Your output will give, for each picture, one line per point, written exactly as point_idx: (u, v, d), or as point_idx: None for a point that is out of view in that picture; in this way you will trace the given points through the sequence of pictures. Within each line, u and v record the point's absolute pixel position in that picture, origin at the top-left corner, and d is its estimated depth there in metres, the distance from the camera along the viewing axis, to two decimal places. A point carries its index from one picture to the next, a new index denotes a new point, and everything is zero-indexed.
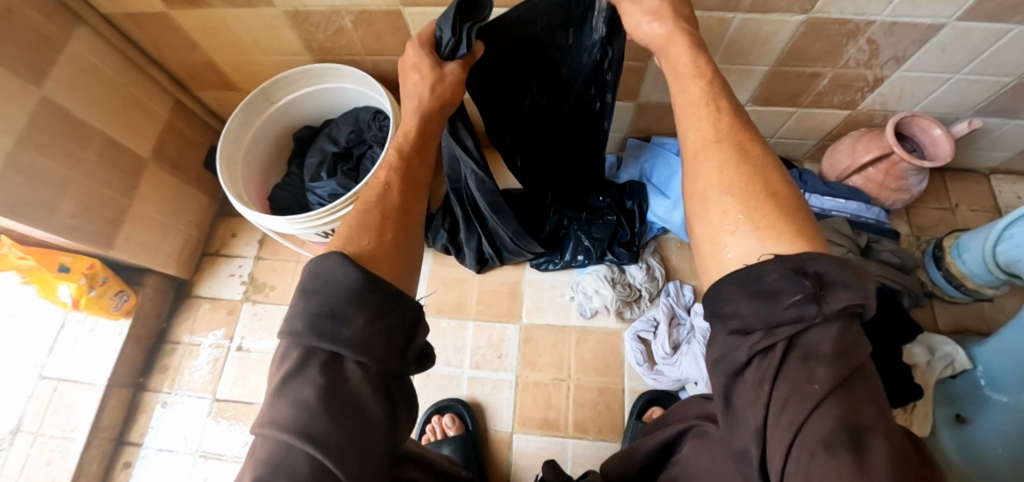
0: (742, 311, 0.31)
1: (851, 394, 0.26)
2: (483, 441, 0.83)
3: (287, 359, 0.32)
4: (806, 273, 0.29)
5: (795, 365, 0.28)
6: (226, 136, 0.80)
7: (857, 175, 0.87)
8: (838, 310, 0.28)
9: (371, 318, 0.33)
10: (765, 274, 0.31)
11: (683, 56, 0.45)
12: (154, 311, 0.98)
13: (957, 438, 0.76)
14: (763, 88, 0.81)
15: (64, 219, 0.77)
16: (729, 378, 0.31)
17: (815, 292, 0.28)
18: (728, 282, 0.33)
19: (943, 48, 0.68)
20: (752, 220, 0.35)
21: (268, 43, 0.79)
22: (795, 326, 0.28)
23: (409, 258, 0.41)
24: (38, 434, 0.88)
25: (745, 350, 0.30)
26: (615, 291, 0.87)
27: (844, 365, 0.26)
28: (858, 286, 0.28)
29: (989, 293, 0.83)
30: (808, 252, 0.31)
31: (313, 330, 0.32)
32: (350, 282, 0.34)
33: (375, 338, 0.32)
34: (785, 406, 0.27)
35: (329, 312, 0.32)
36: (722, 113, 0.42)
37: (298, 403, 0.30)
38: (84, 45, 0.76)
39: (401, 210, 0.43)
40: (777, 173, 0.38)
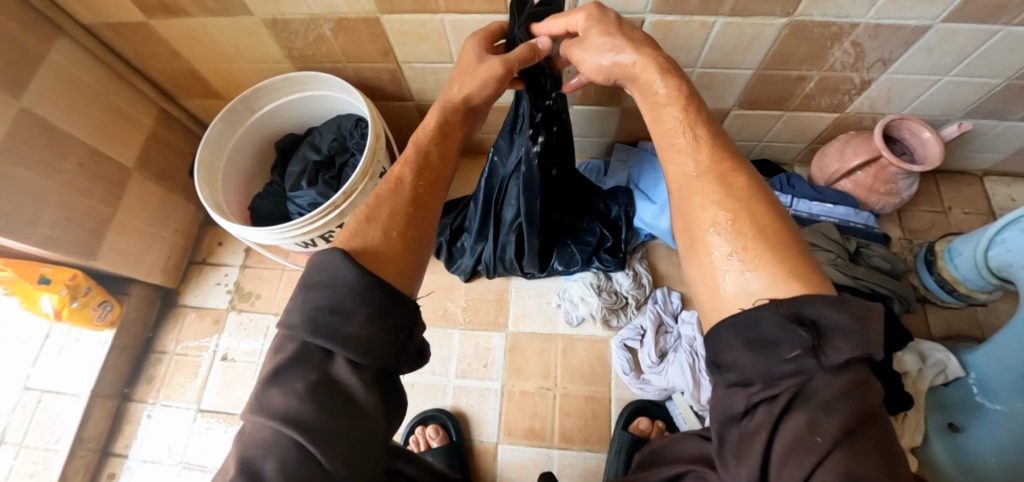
0: (739, 362, 0.30)
1: (856, 445, 0.25)
2: (468, 451, 0.82)
3: (282, 351, 0.31)
4: (804, 321, 0.28)
5: (796, 416, 0.27)
6: (206, 144, 0.79)
7: (845, 179, 0.86)
8: (839, 363, 0.27)
9: (370, 318, 0.31)
10: (761, 321, 0.30)
11: (658, 81, 0.45)
12: (139, 320, 0.97)
13: (951, 447, 0.74)
14: (748, 92, 0.80)
15: (43, 231, 0.76)
16: (724, 423, 0.31)
17: (813, 345, 0.27)
18: (725, 329, 0.32)
19: (930, 50, 0.67)
20: (743, 258, 0.34)
21: (249, 52, 0.78)
22: (795, 378, 0.27)
23: (419, 260, 0.39)
24: (22, 445, 0.87)
25: (744, 400, 0.29)
26: (601, 299, 0.85)
27: (848, 413, 0.25)
28: (862, 332, 0.27)
29: (982, 298, 0.82)
30: (804, 294, 0.30)
31: (310, 324, 0.30)
32: (354, 279, 0.32)
33: (373, 339, 0.31)
34: (786, 461, 0.26)
35: (328, 307, 0.31)
36: (701, 143, 0.42)
37: (289, 394, 0.28)
38: (64, 55, 0.76)
39: (417, 206, 0.42)
40: (768, 202, 0.37)
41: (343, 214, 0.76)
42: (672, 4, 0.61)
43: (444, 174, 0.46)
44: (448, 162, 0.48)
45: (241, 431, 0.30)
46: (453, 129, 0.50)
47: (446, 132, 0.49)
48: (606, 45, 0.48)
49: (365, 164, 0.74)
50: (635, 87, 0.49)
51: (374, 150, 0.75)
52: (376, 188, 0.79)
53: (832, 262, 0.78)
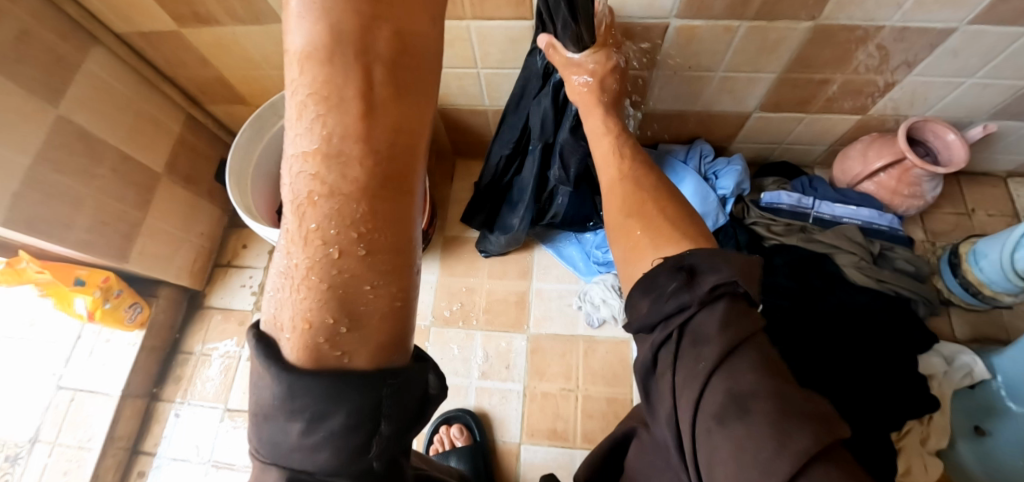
0: (642, 311, 0.36)
1: (736, 365, 0.29)
2: (491, 453, 0.83)
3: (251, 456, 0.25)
4: (683, 267, 0.35)
5: (687, 349, 0.32)
6: (235, 151, 0.81)
7: (868, 182, 0.86)
8: (710, 291, 0.33)
9: (308, 428, 0.22)
10: (657, 276, 0.37)
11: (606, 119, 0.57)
12: (167, 321, 0.99)
13: (977, 451, 0.74)
14: (771, 95, 0.80)
15: (79, 234, 0.78)
16: (647, 378, 0.36)
17: (687, 281, 0.34)
18: (635, 292, 0.38)
19: (956, 52, 0.67)
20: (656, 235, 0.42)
21: (276, 59, 0.80)
22: (682, 313, 0.33)
23: (366, 338, 0.22)
24: (55, 443, 0.89)
25: (652, 347, 0.35)
26: (623, 301, 0.87)
27: (721, 338, 0.30)
28: (728, 268, 0.34)
29: (1007, 300, 0.81)
30: (689, 251, 0.37)
31: (256, 432, 0.24)
32: (275, 385, 0.22)
33: (329, 445, 0.22)
34: (685, 386, 0.31)
35: (261, 415, 0.23)
36: (625, 158, 0.53)
37: None
38: (99, 64, 0.78)
39: (346, 273, 0.21)
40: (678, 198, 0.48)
41: None
42: (699, 8, 0.62)
43: (392, 174, 0.20)
44: (388, 161, 0.19)
45: None
46: (351, 73, 0.18)
47: (338, 92, 0.18)
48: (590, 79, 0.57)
49: None
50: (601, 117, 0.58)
51: None
52: None
53: (856, 264, 0.78)
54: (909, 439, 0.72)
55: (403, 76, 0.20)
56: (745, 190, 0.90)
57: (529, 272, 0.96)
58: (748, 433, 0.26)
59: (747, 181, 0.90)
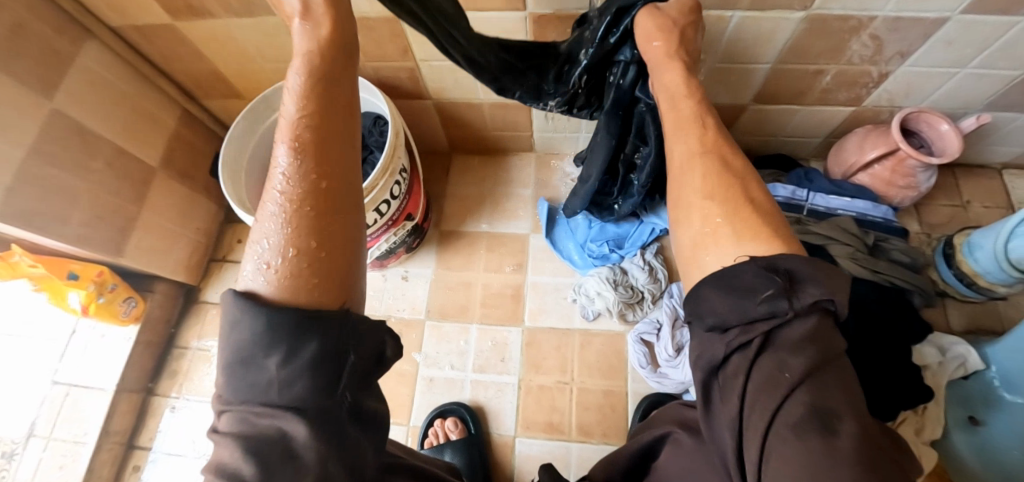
0: (718, 309, 0.33)
1: (822, 383, 0.27)
2: (486, 445, 0.83)
3: (221, 418, 0.28)
4: (777, 270, 0.31)
5: (768, 357, 0.29)
6: (229, 142, 0.80)
7: (863, 173, 0.86)
8: (808, 304, 0.30)
9: (285, 361, 0.26)
10: (740, 273, 0.33)
11: (675, 76, 0.47)
12: (163, 316, 0.99)
13: (975, 442, 0.74)
14: (766, 86, 0.80)
15: (75, 228, 0.78)
16: (708, 374, 0.33)
17: (786, 288, 0.30)
18: (707, 283, 0.35)
19: (949, 42, 0.67)
20: (731, 223, 0.37)
21: (271, 52, 0.80)
22: (769, 321, 0.30)
23: (338, 269, 0.30)
24: (50, 438, 0.89)
25: (722, 347, 0.32)
26: (618, 293, 0.86)
27: (811, 353, 0.28)
28: (830, 282, 0.31)
29: (1001, 291, 0.81)
30: (782, 254, 0.33)
31: (230, 385, 0.27)
32: (256, 320, 0.26)
33: (297, 379, 0.26)
34: (758, 396, 0.28)
35: (238, 362, 0.26)
36: (708, 129, 0.44)
37: (223, 459, 0.25)
38: (93, 58, 0.78)
39: (317, 216, 0.30)
40: (754, 178, 0.41)
41: (366, 209, 0.76)
42: None
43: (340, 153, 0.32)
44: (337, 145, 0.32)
45: None
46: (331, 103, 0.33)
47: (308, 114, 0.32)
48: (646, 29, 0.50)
49: (386, 160, 0.74)
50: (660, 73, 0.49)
51: (395, 146, 0.75)
52: (396, 184, 0.79)
53: (851, 255, 0.78)
54: (904, 428, 0.72)
55: (337, 112, 0.33)
56: None
57: (525, 266, 0.96)
58: (828, 452, 0.24)
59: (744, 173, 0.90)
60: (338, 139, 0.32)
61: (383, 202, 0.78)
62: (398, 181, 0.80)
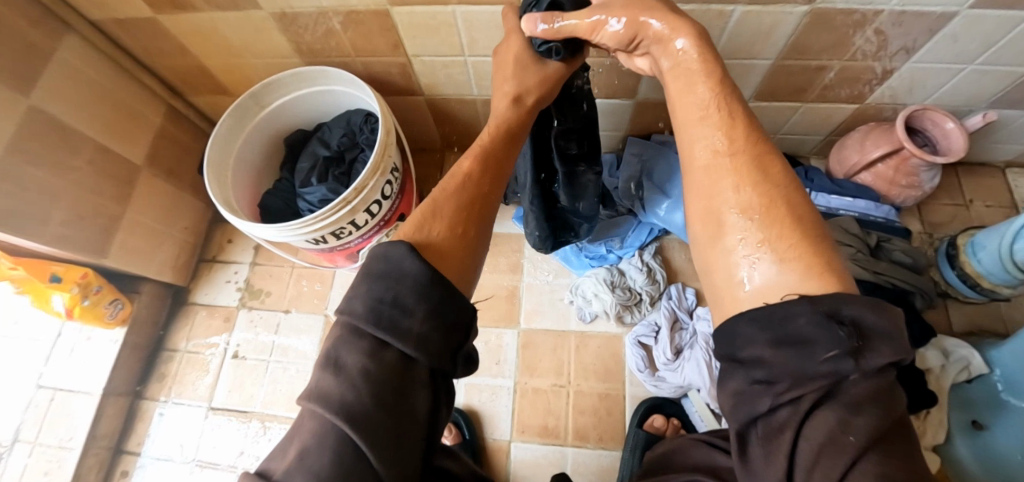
0: (766, 359, 0.28)
1: (884, 449, 0.25)
2: (480, 449, 0.82)
3: (347, 338, 0.34)
4: (843, 320, 0.26)
5: (826, 420, 0.26)
6: (215, 141, 0.78)
7: (865, 172, 0.84)
8: (879, 366, 0.26)
9: (430, 317, 0.34)
10: (792, 317, 0.28)
11: (688, 49, 0.40)
12: (150, 318, 0.97)
13: (975, 446, 0.73)
14: (766, 83, 0.78)
15: (54, 229, 0.76)
16: (745, 424, 0.29)
17: (854, 346, 0.25)
18: (746, 320, 0.30)
19: (955, 38, 0.65)
20: (773, 249, 0.32)
21: (257, 46, 0.77)
22: (830, 379, 0.26)
23: (473, 261, 0.42)
24: (35, 443, 0.87)
25: (767, 400, 0.28)
26: (616, 295, 0.84)
27: (876, 416, 0.25)
28: (899, 336, 0.26)
29: (1005, 292, 0.80)
30: (839, 292, 0.28)
31: (373, 315, 0.34)
32: (416, 274, 0.36)
33: (431, 335, 0.34)
34: (817, 461, 0.25)
35: (390, 301, 0.34)
36: (735, 121, 0.37)
37: (352, 376, 0.32)
38: (73, 53, 0.75)
39: (476, 215, 0.44)
40: (799, 189, 0.35)
41: (355, 210, 0.74)
42: None
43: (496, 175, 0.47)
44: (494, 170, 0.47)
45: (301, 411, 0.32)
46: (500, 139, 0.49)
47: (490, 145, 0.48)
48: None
49: (376, 158, 0.72)
50: (660, 53, 0.43)
51: (385, 145, 0.73)
52: (387, 183, 0.77)
53: (852, 256, 0.76)
54: None
55: (502, 148, 0.49)
56: None
57: (520, 267, 0.94)
58: None
59: None
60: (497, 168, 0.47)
61: (374, 203, 0.76)
62: (390, 181, 0.77)
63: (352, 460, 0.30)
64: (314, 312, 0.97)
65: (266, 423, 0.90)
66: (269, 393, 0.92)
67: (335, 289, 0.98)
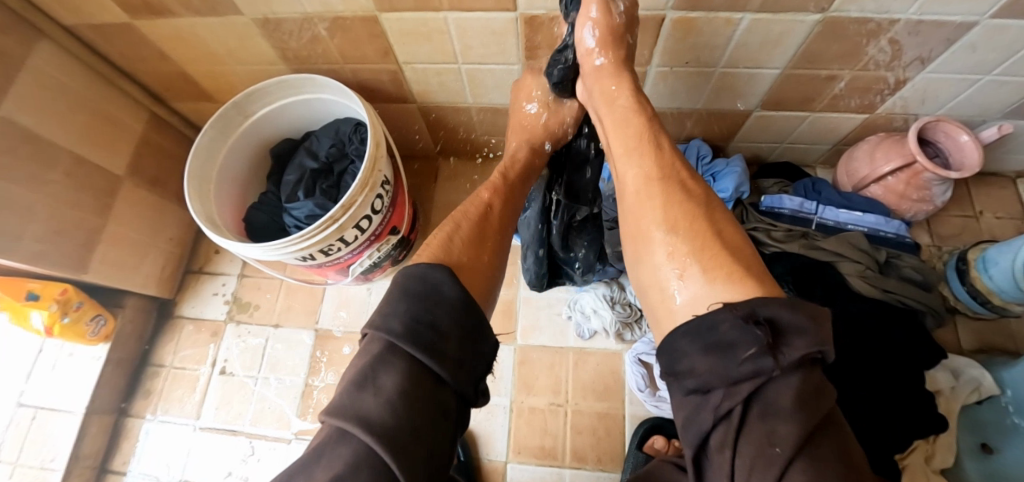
0: (698, 368, 0.31)
1: (815, 455, 0.25)
2: (476, 471, 0.79)
3: (382, 356, 0.33)
4: (759, 320, 0.29)
5: (754, 425, 0.27)
6: (195, 154, 0.74)
7: (875, 185, 0.81)
8: (796, 361, 0.27)
9: (461, 341, 0.36)
10: (718, 324, 0.31)
11: (624, 88, 0.48)
12: (135, 333, 0.94)
13: (985, 469, 0.70)
14: (774, 92, 0.75)
15: (28, 245, 0.72)
16: (697, 449, 0.31)
17: (769, 342, 0.28)
18: (682, 335, 0.33)
19: (975, 47, 0.61)
20: (700, 264, 0.35)
21: (240, 53, 0.74)
22: (755, 381, 0.27)
23: (494, 285, 0.46)
24: (16, 464, 0.85)
25: (710, 415, 0.29)
26: (615, 313, 0.81)
27: (803, 418, 0.26)
28: (815, 331, 0.28)
29: (1016, 310, 0.77)
30: (758, 296, 0.31)
31: (410, 333, 0.34)
32: (453, 298, 0.37)
33: (460, 359, 0.35)
34: (751, 474, 0.26)
35: (428, 321, 0.35)
36: (662, 149, 0.44)
37: (386, 396, 0.31)
38: (47, 59, 0.71)
39: (496, 242, 0.49)
40: (720, 207, 0.41)
41: (343, 228, 0.70)
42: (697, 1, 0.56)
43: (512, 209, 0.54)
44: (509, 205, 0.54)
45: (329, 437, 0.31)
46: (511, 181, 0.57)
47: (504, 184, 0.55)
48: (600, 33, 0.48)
49: (365, 173, 0.68)
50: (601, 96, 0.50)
51: (374, 158, 0.70)
52: (377, 198, 0.74)
53: (861, 273, 0.74)
54: (914, 458, 0.69)
55: (516, 189, 0.57)
56: (744, 193, 0.85)
57: (516, 280, 0.91)
58: None
59: (747, 184, 0.85)
60: (513, 203, 0.55)
61: (364, 218, 0.73)
62: (381, 194, 0.74)
63: None
64: (305, 326, 0.94)
65: (254, 441, 0.87)
66: (259, 410, 0.89)
67: (326, 303, 0.95)
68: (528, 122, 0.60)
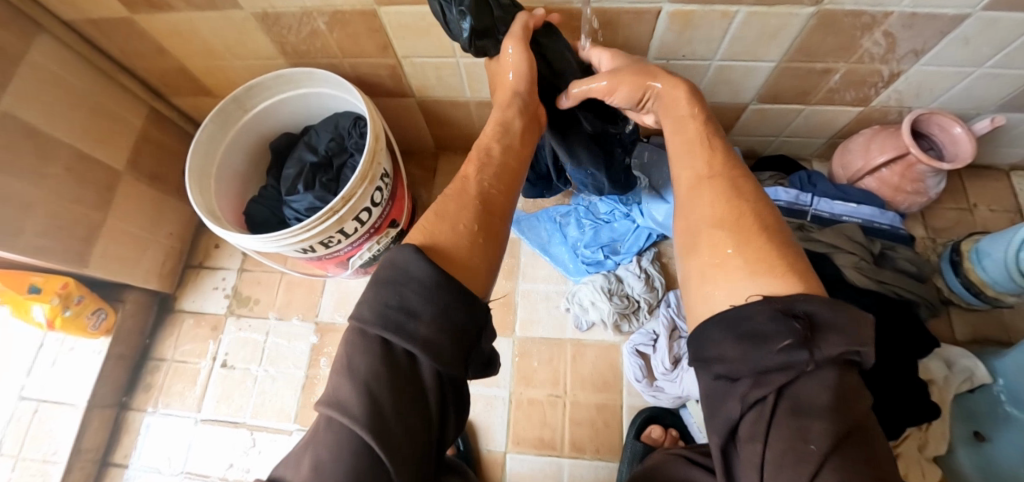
0: (728, 355, 0.30)
1: (851, 454, 0.25)
2: (475, 461, 0.80)
3: (356, 345, 0.33)
4: (796, 314, 0.29)
5: (785, 418, 0.27)
6: (196, 148, 0.74)
7: (869, 177, 0.82)
8: (830, 357, 0.27)
9: (436, 318, 0.33)
10: (753, 314, 0.30)
11: (681, 99, 0.48)
12: (136, 328, 0.95)
13: (976, 457, 0.72)
14: (770, 86, 0.75)
15: (29, 240, 0.72)
16: (724, 438, 0.30)
17: (806, 336, 0.27)
18: (715, 323, 0.32)
19: (967, 41, 0.62)
20: (744, 255, 0.34)
21: (240, 48, 0.74)
22: (785, 373, 0.28)
23: (487, 256, 0.40)
24: (18, 458, 0.85)
25: (739, 403, 0.29)
26: (612, 304, 0.82)
27: (835, 418, 0.26)
28: (854, 332, 0.28)
29: (1010, 301, 0.78)
30: (799, 293, 0.31)
31: (379, 320, 0.33)
32: (423, 277, 0.35)
33: (439, 339, 0.33)
34: (781, 466, 0.26)
35: (397, 305, 0.34)
36: (715, 151, 0.43)
37: (358, 386, 0.31)
38: (46, 54, 0.71)
39: (486, 213, 0.43)
40: (766, 203, 0.39)
41: (343, 220, 0.71)
42: None
43: (506, 176, 0.47)
44: (505, 173, 0.47)
45: (313, 429, 0.33)
46: (503, 144, 0.49)
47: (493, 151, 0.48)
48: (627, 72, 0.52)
49: (365, 166, 0.69)
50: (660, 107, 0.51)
51: (373, 150, 0.70)
52: (377, 190, 0.74)
53: (856, 264, 0.74)
54: (906, 446, 0.70)
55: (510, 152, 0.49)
56: None
57: (515, 273, 0.92)
58: None
59: (743, 177, 0.87)
60: (513, 170, 0.48)
61: (363, 211, 0.73)
62: (381, 187, 0.75)
63: (367, 471, 0.30)
64: (305, 319, 0.94)
65: (255, 434, 0.88)
66: (259, 403, 0.90)
67: (325, 296, 0.96)
68: (509, 89, 0.53)
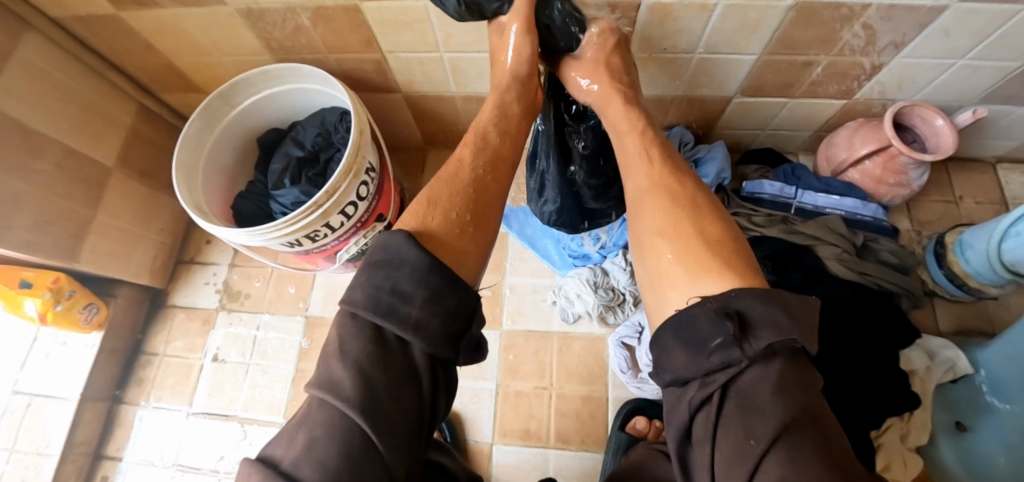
0: (676, 363, 0.31)
1: (796, 443, 0.25)
2: (462, 452, 0.81)
3: (349, 330, 0.34)
4: (729, 313, 0.29)
5: (729, 416, 0.28)
6: (183, 144, 0.75)
7: (853, 170, 0.82)
8: (762, 351, 0.28)
9: (428, 300, 0.34)
10: (695, 318, 0.31)
11: (620, 112, 0.50)
12: (128, 322, 0.96)
13: (957, 447, 0.73)
14: (753, 78, 0.76)
15: (20, 234, 0.73)
16: (681, 442, 0.32)
17: (737, 334, 0.28)
18: (665, 329, 0.34)
19: (946, 32, 0.62)
20: (683, 262, 0.36)
21: (226, 44, 0.75)
22: (725, 372, 0.28)
23: (477, 242, 0.42)
24: (12, 451, 0.86)
25: (688, 406, 0.30)
26: (597, 296, 0.82)
27: (777, 409, 0.26)
28: (789, 323, 0.28)
29: (993, 292, 0.79)
30: (735, 289, 0.32)
31: (371, 302, 0.34)
32: (415, 261, 0.36)
33: (429, 322, 0.34)
34: (729, 466, 0.26)
35: (390, 288, 0.34)
36: (654, 163, 0.45)
37: (350, 367, 0.31)
38: (34, 51, 0.72)
39: (477, 200, 0.44)
40: (708, 206, 0.41)
41: (327, 214, 0.72)
42: None
43: (500, 164, 0.48)
44: (498, 160, 0.48)
45: (305, 413, 0.33)
46: (498, 131, 0.50)
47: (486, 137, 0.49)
48: (584, 68, 0.52)
49: (347, 159, 0.69)
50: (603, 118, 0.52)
51: (357, 146, 0.70)
52: (362, 184, 0.75)
53: (838, 256, 0.75)
54: (889, 436, 0.70)
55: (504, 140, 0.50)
56: (725, 179, 0.87)
57: (502, 267, 0.93)
58: None
59: (728, 170, 0.87)
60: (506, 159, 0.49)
61: (349, 204, 0.74)
62: (365, 181, 0.75)
63: (358, 450, 0.30)
64: (295, 313, 0.95)
65: (245, 426, 0.89)
66: (250, 396, 0.91)
67: (315, 291, 0.97)
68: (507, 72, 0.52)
